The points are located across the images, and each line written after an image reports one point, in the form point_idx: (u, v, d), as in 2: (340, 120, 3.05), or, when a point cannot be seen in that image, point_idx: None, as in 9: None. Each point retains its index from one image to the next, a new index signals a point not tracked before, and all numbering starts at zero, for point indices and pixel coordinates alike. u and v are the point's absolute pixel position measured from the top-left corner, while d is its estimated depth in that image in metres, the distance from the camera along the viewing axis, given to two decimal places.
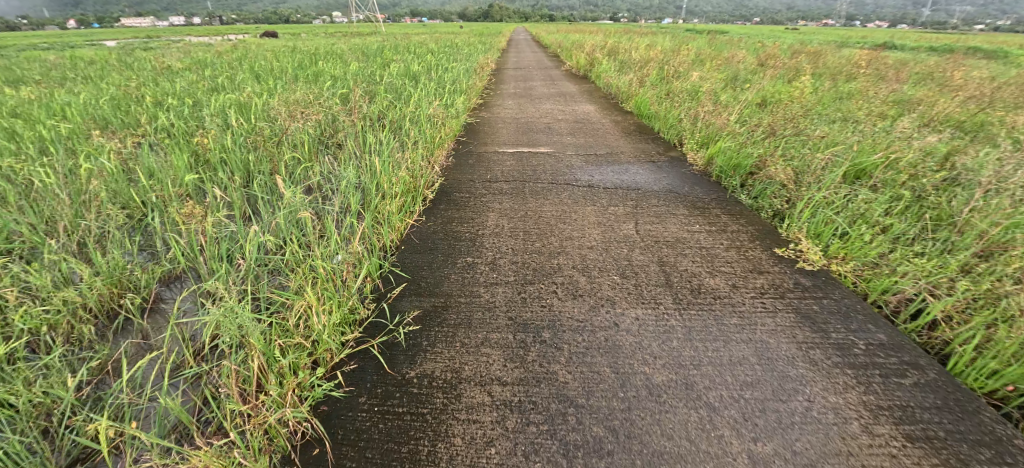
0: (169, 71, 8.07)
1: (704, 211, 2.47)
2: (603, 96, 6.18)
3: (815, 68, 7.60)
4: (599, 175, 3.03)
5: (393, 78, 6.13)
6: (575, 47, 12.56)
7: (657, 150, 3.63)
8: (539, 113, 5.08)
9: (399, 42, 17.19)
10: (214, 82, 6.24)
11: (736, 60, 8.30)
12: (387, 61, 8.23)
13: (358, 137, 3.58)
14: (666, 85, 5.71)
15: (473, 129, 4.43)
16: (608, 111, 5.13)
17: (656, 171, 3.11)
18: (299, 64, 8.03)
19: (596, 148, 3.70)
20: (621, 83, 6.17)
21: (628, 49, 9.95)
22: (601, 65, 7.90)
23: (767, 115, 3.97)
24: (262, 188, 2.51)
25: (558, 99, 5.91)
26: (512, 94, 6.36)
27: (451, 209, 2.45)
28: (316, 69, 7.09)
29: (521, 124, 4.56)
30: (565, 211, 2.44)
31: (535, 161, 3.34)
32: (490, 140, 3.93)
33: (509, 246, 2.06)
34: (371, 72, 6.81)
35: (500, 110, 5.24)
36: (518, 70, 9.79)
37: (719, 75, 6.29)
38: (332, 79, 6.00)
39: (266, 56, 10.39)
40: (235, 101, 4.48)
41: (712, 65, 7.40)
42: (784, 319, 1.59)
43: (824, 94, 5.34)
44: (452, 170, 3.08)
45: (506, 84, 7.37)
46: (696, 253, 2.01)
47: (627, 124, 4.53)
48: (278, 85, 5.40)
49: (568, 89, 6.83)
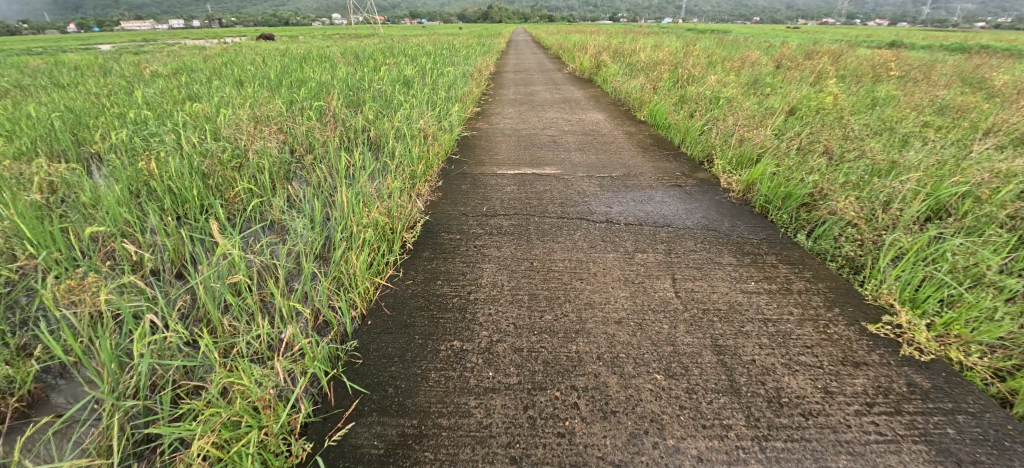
0: (147, 78, 7.57)
1: (756, 260, 1.95)
2: (611, 102, 5.66)
3: (839, 69, 7.04)
4: (618, 205, 2.52)
5: (383, 85, 5.62)
6: (577, 48, 12.04)
7: (682, 170, 3.12)
8: (543, 124, 4.57)
9: (396, 43, 16.66)
10: (189, 90, 5.74)
11: (752, 62, 7.74)
12: (379, 65, 7.72)
13: (333, 157, 3.08)
14: (682, 90, 5.19)
15: (469, 142, 3.92)
16: (620, 121, 4.61)
17: (686, 199, 2.60)
18: (285, 70, 7.52)
19: (611, 168, 3.19)
20: (631, 88, 5.65)
21: (634, 51, 9.43)
22: (608, 67, 7.37)
23: (805, 127, 3.45)
24: (201, 233, 2.01)
25: (563, 107, 5.39)
26: (512, 101, 5.84)
27: (437, 260, 1.94)
28: (301, 75, 6.59)
29: (522, 137, 4.05)
30: (580, 261, 1.92)
31: (539, 186, 2.83)
32: (487, 158, 3.42)
33: (510, 321, 1.55)
34: (360, 78, 6.30)
35: (499, 120, 4.73)
36: (518, 73, 9.27)
37: (738, 79, 5.77)
38: (317, 87, 5.49)
39: (254, 61, 9.91)
40: (203, 115, 4.00)
41: (728, 68, 6.85)
42: (914, 459, 1.09)
43: (858, 100, 4.81)
44: (441, 202, 2.57)
45: (506, 89, 6.84)
46: (761, 331, 1.50)
47: (642, 136, 4.03)
48: (255, 95, 4.90)
49: (572, 94, 6.32)
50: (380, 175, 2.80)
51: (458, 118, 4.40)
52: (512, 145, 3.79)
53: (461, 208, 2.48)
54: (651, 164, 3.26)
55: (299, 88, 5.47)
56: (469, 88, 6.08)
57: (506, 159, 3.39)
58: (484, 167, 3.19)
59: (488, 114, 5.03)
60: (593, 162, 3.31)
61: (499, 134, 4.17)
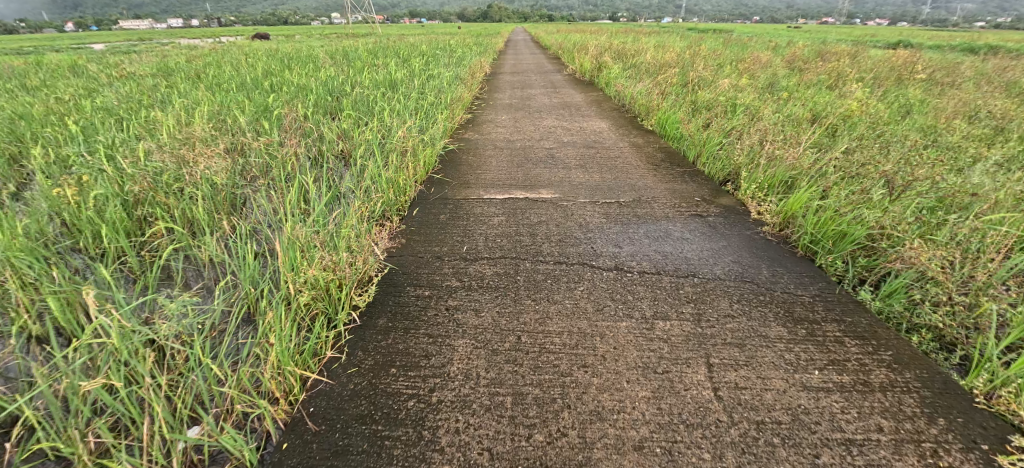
0: (117, 80, 7.07)
1: (813, 331, 1.50)
2: (614, 107, 5.21)
3: (859, 71, 6.55)
4: (629, 243, 2.06)
5: (366, 91, 5.14)
6: (577, 48, 11.58)
7: (701, 194, 2.65)
8: (540, 134, 4.09)
9: (391, 43, 16.17)
10: (154, 96, 5.26)
11: (764, 64, 7.24)
12: (366, 67, 7.22)
13: (291, 178, 2.62)
14: (693, 96, 4.71)
15: (455, 156, 3.44)
16: (625, 131, 4.13)
17: (712, 235, 2.13)
18: (265, 72, 7.02)
19: (618, 189, 2.71)
20: (637, 93, 5.16)
21: (637, 52, 8.93)
22: (610, 69, 6.91)
23: (843, 142, 2.97)
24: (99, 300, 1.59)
25: (562, 114, 4.91)
26: (507, 107, 5.36)
27: (394, 332, 1.48)
28: (280, 78, 6.14)
29: (515, 149, 3.59)
30: (583, 334, 1.46)
31: (534, 215, 2.37)
32: (475, 177, 2.95)
33: (483, 446, 1.09)
34: (342, 81, 5.82)
35: (491, 129, 4.28)
36: (515, 75, 8.82)
37: (751, 83, 5.31)
38: (293, 93, 5.02)
39: (239, 62, 9.47)
40: (152, 127, 3.52)
41: (739, 71, 6.37)
42: None
43: (887, 106, 4.36)
44: (413, 240, 2.11)
45: (501, 93, 6.35)
46: (846, 465, 1.05)
47: (651, 149, 3.55)
48: (221, 103, 4.44)
49: (572, 98, 5.86)
50: (342, 203, 2.33)
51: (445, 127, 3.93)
52: (504, 160, 3.32)
53: (436, 249, 2.01)
54: (664, 185, 2.78)
55: (274, 94, 5.00)
56: (460, 92, 5.60)
57: (496, 179, 2.92)
58: (469, 190, 2.72)
59: (480, 122, 4.55)
60: (597, 181, 2.84)
61: (490, 146, 3.70)
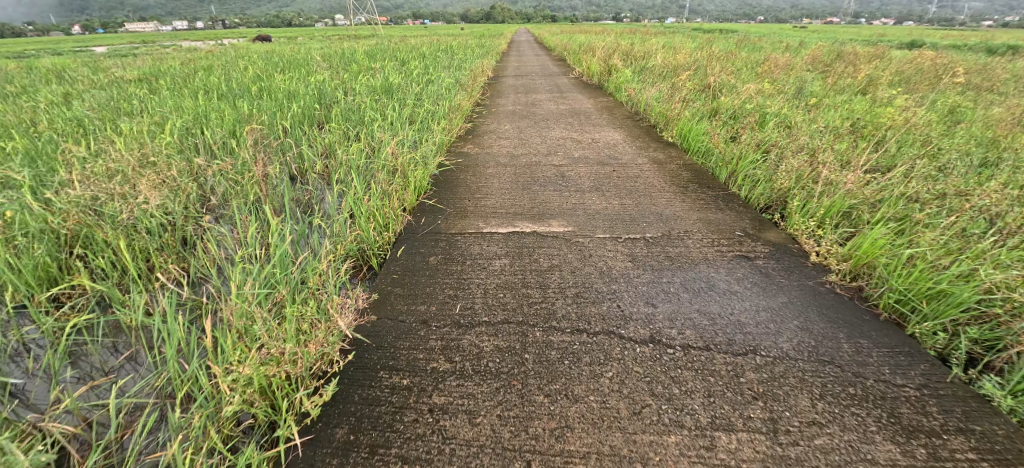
0: (98, 87, 6.69)
1: (935, 453, 1.09)
2: (627, 115, 4.79)
3: (888, 74, 6.11)
4: (664, 299, 1.65)
5: (358, 99, 4.73)
6: (583, 50, 11.18)
7: (742, 227, 2.22)
8: (547, 146, 3.67)
9: (392, 45, 15.86)
10: (129, 106, 4.87)
11: (785, 67, 6.77)
12: (361, 72, 6.82)
13: (257, 210, 2.22)
14: (716, 103, 4.27)
15: (452, 173, 3.02)
16: (642, 143, 3.69)
17: (766, 288, 1.71)
18: (254, 77, 6.63)
19: (641, 219, 2.28)
20: (653, 99, 4.72)
21: (647, 54, 8.47)
22: (620, 73, 6.49)
23: (903, 165, 2.55)
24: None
25: (571, 123, 4.48)
26: (510, 115, 4.93)
27: (357, 454, 1.08)
28: (268, 84, 5.76)
29: (520, 166, 3.18)
30: (618, 461, 1.06)
31: (543, 255, 1.96)
32: (474, 203, 2.53)
33: None
34: (333, 88, 5.40)
35: (493, 140, 3.88)
36: (519, 78, 8.42)
37: (776, 89, 4.88)
38: (278, 102, 4.62)
39: (231, 66, 9.12)
40: (110, 143, 3.12)
41: (760, 75, 5.92)
42: None
43: (932, 114, 3.93)
44: (395, 295, 1.70)
45: (504, 98, 5.92)
46: None
47: (675, 165, 3.12)
48: (196, 114, 4.04)
49: (580, 104, 5.45)
50: (313, 243, 1.94)
51: (441, 141, 3.52)
52: (508, 180, 2.90)
53: (422, 310, 1.60)
54: (696, 214, 2.35)
55: (257, 103, 4.60)
56: (460, 99, 5.18)
57: (499, 204, 2.50)
58: (466, 220, 2.30)
59: (481, 133, 4.14)
60: (616, 209, 2.41)
61: (492, 162, 3.28)
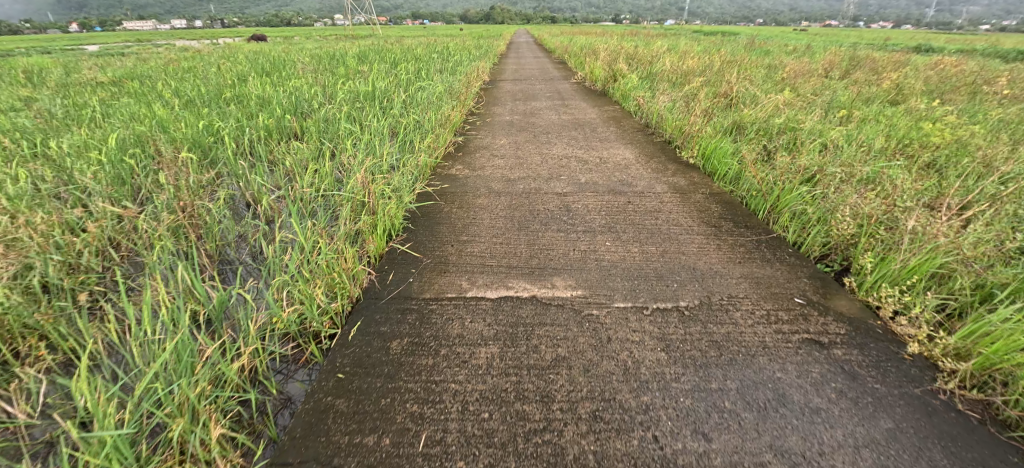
0: (59, 91, 6.15)
1: None
2: (637, 127, 4.30)
3: (917, 82, 5.63)
4: (719, 423, 1.16)
5: (336, 110, 4.23)
6: (583, 53, 10.70)
7: (801, 290, 1.73)
8: (548, 165, 3.15)
9: (386, 45, 15.35)
10: (78, 117, 4.33)
11: (804, 74, 6.28)
12: (346, 76, 6.29)
13: (179, 267, 1.74)
14: (740, 116, 3.77)
15: (436, 202, 2.51)
16: (659, 162, 3.18)
17: (857, 404, 1.24)
18: (228, 81, 6.07)
19: (670, 277, 1.78)
20: (667, 111, 4.22)
21: (653, 58, 7.97)
22: (627, 78, 5.99)
23: (990, 205, 2.06)
24: None
25: (574, 137, 3.97)
26: (507, 126, 4.42)
27: None
28: (242, 90, 5.25)
29: (516, 192, 2.67)
30: None
31: (546, 337, 1.46)
32: (458, 247, 2.02)
33: None
34: (312, 95, 4.88)
35: (486, 158, 3.38)
36: (517, 82, 7.91)
37: (803, 99, 4.39)
38: (246, 115, 4.12)
39: (212, 67, 8.59)
40: (24, 166, 2.61)
41: (780, 83, 5.43)
42: None
43: (986, 132, 3.45)
44: (338, 412, 1.20)
45: (500, 107, 5.42)
46: None
47: (701, 194, 2.62)
48: (146, 129, 3.52)
49: (584, 113, 4.95)
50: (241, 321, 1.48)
51: (425, 162, 3.02)
52: (502, 212, 2.39)
53: (370, 446, 1.10)
54: (740, 268, 1.85)
55: (221, 114, 4.08)
56: (451, 108, 4.68)
57: (489, 250, 1.99)
58: (447, 275, 1.79)
59: (473, 148, 3.63)
60: (637, 259, 1.91)
61: (484, 187, 2.78)
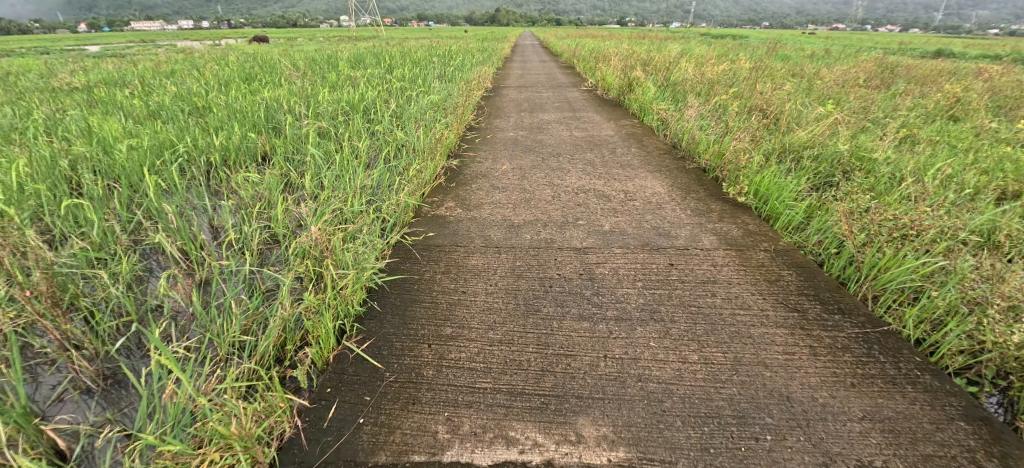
0: (20, 98, 5.60)
1: None
2: (663, 147, 3.67)
3: (978, 94, 4.94)
4: None
5: (311, 127, 3.62)
6: (593, 57, 10.07)
7: (963, 448, 1.12)
8: (561, 203, 2.52)
9: (385, 48, 14.85)
10: (18, 133, 3.76)
11: (846, 83, 5.57)
12: (333, 84, 5.69)
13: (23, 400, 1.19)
14: (792, 139, 3.13)
15: (415, 263, 1.90)
16: (700, 200, 2.56)
17: None
18: (202, 89, 5.47)
19: (757, 419, 1.17)
20: (699, 131, 3.58)
21: (671, 64, 7.31)
22: (646, 87, 5.36)
23: None
24: None
25: (591, 160, 3.33)
26: (511, 146, 3.79)
27: None
28: (215, 99, 4.67)
29: (519, 244, 2.05)
30: None
31: None
32: (439, 348, 1.41)
33: None
34: (290, 108, 4.29)
35: (485, 189, 2.77)
36: (522, 90, 7.30)
37: (857, 117, 3.74)
38: (206, 132, 3.54)
39: (196, 71, 8.05)
40: None
41: (821, 95, 4.78)
42: None
43: None
44: None
45: (503, 120, 4.80)
46: None
47: (764, 252, 2.01)
48: (78, 153, 2.94)
49: (599, 129, 4.34)
50: None
51: (407, 199, 2.41)
52: (502, 280, 1.77)
53: None
54: (857, 399, 1.25)
55: (177, 132, 3.50)
56: (447, 123, 4.06)
57: (483, 355, 1.38)
58: (417, 411, 1.19)
59: (468, 175, 3.00)
60: (700, 380, 1.29)
61: (479, 235, 2.16)
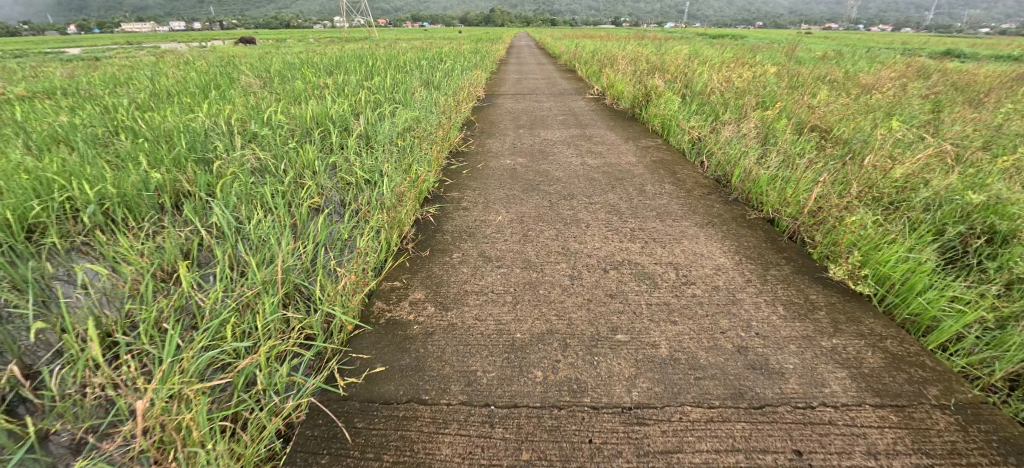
0: None
1: None
2: (704, 182, 2.84)
3: None
4: None
5: (247, 160, 2.77)
6: (596, 60, 9.27)
7: None
8: (585, 294, 1.67)
9: (371, 49, 14.06)
10: None
11: (905, 92, 4.69)
12: (298, 97, 4.81)
13: None
14: (894, 178, 2.28)
15: (342, 456, 1.07)
16: (789, 286, 1.73)
17: None
18: (140, 104, 4.58)
19: None
20: (754, 162, 2.74)
21: (688, 68, 6.48)
22: (667, 99, 4.54)
23: None
24: None
25: (616, 204, 2.48)
26: (508, 180, 2.93)
27: None
28: (145, 117, 3.81)
29: (523, 399, 1.21)
30: None
31: None
32: None
33: None
34: (232, 132, 3.42)
35: (471, 259, 1.92)
36: (520, 98, 6.48)
37: (950, 141, 2.92)
38: (106, 165, 2.68)
39: (154, 78, 7.18)
40: None
41: (880, 109, 3.96)
42: None
43: None
44: None
45: (497, 140, 3.96)
46: None
47: (938, 414, 1.19)
48: None
49: (616, 153, 3.50)
50: None
51: (348, 296, 1.57)
52: None
53: None
54: None
55: (63, 164, 2.62)
56: (426, 148, 3.19)
57: None
58: None
59: (449, 234, 2.14)
60: None
61: (457, 370, 1.32)
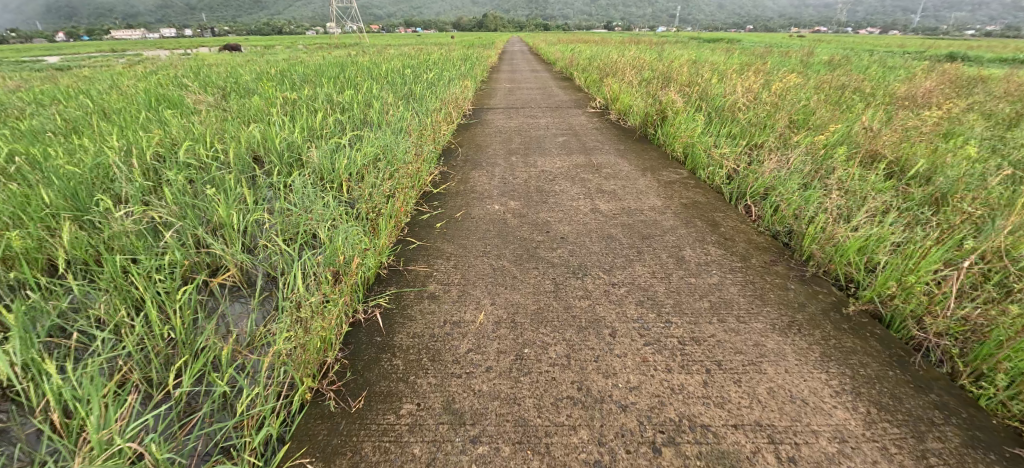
0: None
1: None
2: (759, 241, 2.11)
3: None
4: None
5: (136, 219, 2.01)
6: (596, 67, 8.59)
7: None
8: None
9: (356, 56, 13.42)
10: None
11: (966, 109, 3.99)
12: (250, 118, 4.04)
13: None
14: None
15: None
16: None
17: None
18: (55, 130, 3.79)
19: None
20: (830, 216, 2.01)
21: (701, 76, 5.79)
22: (685, 118, 3.83)
23: None
24: None
25: (648, 287, 1.73)
26: (495, 238, 2.18)
27: None
28: (43, 148, 3.03)
29: None
30: None
31: None
32: None
33: None
34: (142, 173, 2.65)
35: (428, 418, 1.17)
36: (513, 112, 5.76)
37: None
38: None
39: (104, 92, 6.38)
40: None
41: (945, 132, 3.29)
42: None
43: None
44: None
45: (484, 173, 3.22)
46: None
47: None
48: None
49: (632, 192, 2.76)
50: None
51: None
52: None
53: None
54: None
55: None
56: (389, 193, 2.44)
57: None
58: None
59: (400, 357, 1.38)
60: None
61: None
